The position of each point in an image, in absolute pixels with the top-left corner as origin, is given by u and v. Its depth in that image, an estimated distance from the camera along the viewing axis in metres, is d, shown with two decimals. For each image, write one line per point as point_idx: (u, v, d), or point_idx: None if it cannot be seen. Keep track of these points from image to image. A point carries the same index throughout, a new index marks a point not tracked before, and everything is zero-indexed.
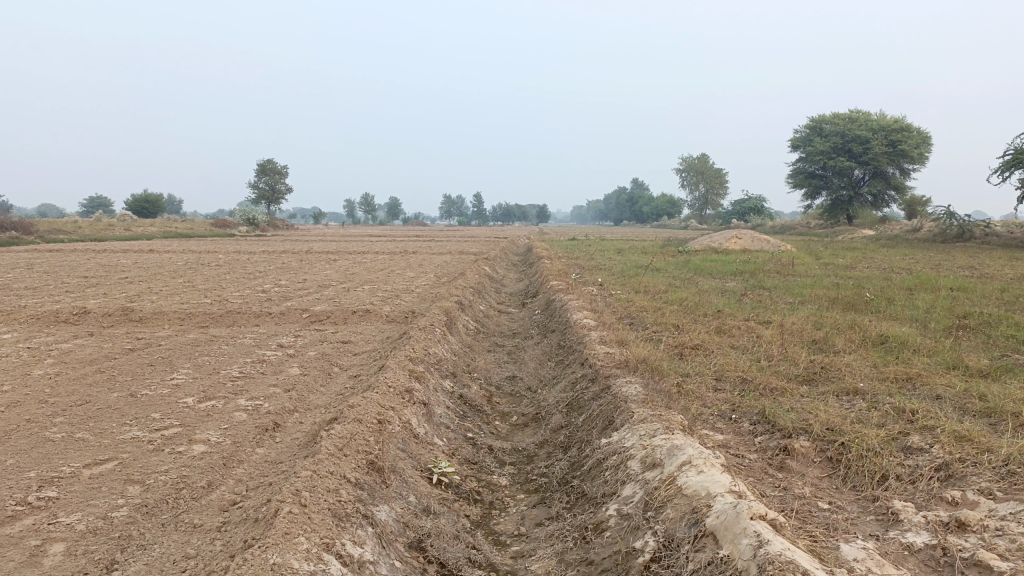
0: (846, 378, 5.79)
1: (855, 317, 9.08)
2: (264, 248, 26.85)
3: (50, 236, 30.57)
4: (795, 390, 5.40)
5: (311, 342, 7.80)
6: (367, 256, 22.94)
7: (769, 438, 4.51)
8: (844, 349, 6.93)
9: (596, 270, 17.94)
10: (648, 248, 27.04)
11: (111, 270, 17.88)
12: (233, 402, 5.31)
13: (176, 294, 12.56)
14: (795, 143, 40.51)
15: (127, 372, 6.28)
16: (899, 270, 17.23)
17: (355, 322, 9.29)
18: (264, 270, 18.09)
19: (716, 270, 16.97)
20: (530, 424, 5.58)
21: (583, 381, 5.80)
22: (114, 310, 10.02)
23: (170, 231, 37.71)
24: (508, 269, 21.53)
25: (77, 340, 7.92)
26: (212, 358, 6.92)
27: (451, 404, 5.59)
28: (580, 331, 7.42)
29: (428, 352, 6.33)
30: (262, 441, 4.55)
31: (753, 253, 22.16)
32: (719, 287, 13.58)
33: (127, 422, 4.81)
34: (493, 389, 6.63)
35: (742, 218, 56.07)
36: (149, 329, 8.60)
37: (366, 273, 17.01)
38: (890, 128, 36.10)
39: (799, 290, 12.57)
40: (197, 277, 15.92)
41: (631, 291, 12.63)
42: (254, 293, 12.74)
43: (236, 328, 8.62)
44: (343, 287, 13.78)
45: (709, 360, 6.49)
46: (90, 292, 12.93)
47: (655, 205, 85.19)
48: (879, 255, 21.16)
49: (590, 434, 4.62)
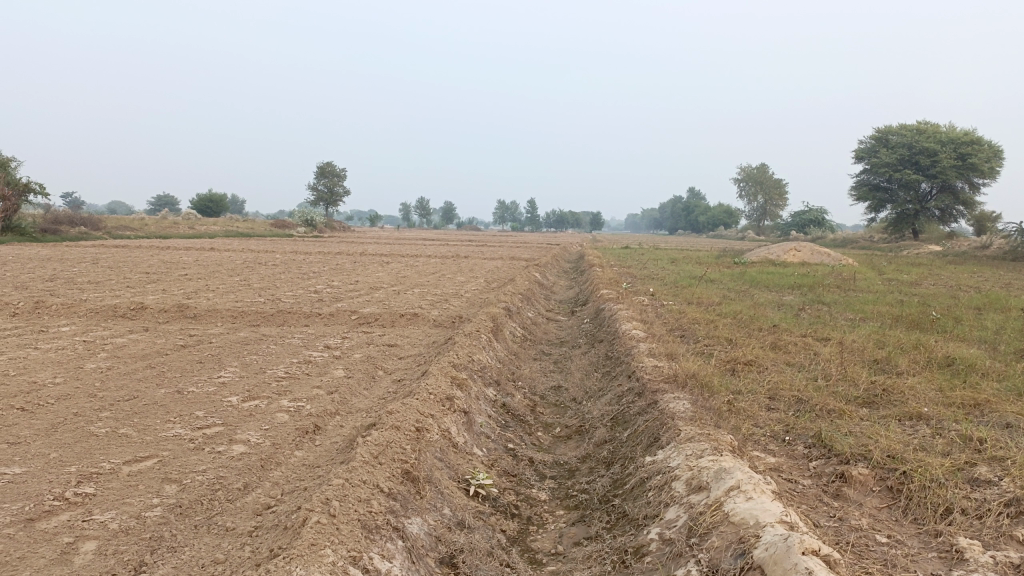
0: (909, 401, 5.50)
1: (920, 337, 8.68)
2: (320, 249, 27.25)
3: (118, 232, 31.60)
4: (853, 413, 5.14)
5: (357, 344, 7.79)
6: (420, 259, 23.08)
7: (825, 463, 4.28)
8: (907, 370, 6.60)
9: (648, 279, 17.67)
10: (703, 258, 26.59)
11: (171, 267, 18.34)
12: (276, 403, 5.31)
13: (231, 292, 12.78)
14: (859, 154, 39.40)
15: (176, 369, 6.35)
16: (966, 288, 16.51)
17: (402, 325, 9.27)
18: (318, 270, 18.32)
19: (772, 283, 16.53)
20: (573, 436, 5.44)
21: (629, 394, 5.63)
22: (169, 306, 10.21)
23: (232, 229, 38.63)
24: (560, 276, 21.37)
25: (132, 335, 8.07)
26: (259, 357, 6.96)
27: (493, 414, 5.49)
28: (628, 343, 7.24)
29: (472, 359, 6.25)
30: (301, 444, 4.51)
31: (812, 267, 21.54)
32: (775, 301, 13.21)
33: (171, 418, 4.83)
34: (538, 399, 6.51)
35: (801, 230, 54.81)
36: (201, 326, 8.72)
37: (417, 276, 17.06)
38: (960, 141, 34.82)
39: (860, 307, 12.13)
40: (253, 276, 16.20)
41: (684, 302, 12.37)
42: (306, 293, 12.88)
43: (285, 328, 8.69)
44: (394, 290, 13.83)
45: (762, 377, 6.25)
46: (150, 288, 13.26)
47: (712, 215, 83.97)
48: (946, 272, 20.37)
49: (635, 451, 4.46)
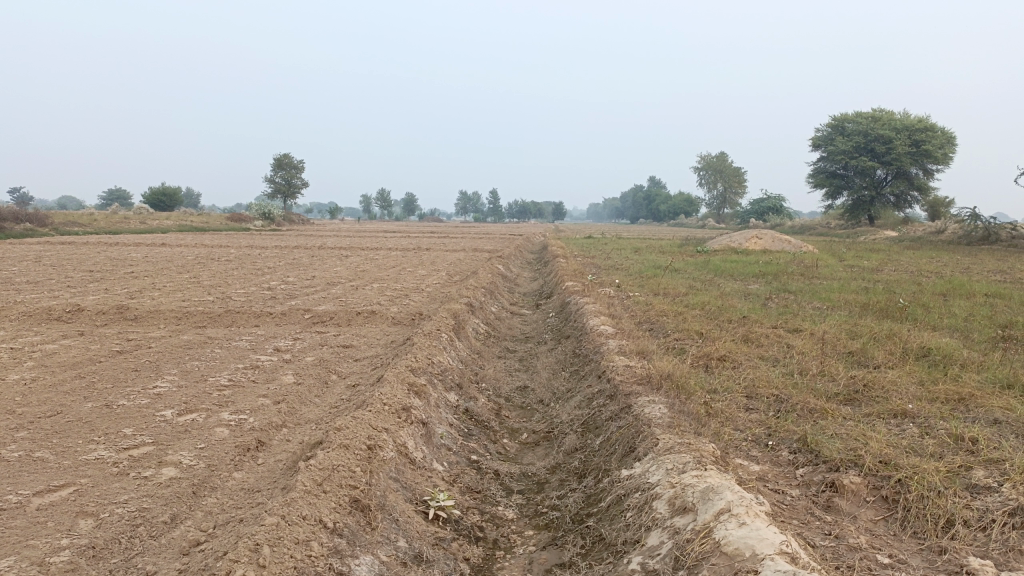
0: (891, 398, 5.23)
1: (891, 326, 8.48)
2: (277, 243, 26.52)
3: (65, 227, 30.37)
4: (837, 412, 4.85)
5: (309, 345, 7.32)
6: (381, 252, 22.54)
7: (813, 471, 3.97)
8: (885, 363, 6.35)
9: (613, 269, 17.41)
10: (666, 246, 26.49)
11: (118, 264, 17.53)
12: (215, 416, 4.84)
13: (179, 291, 12.16)
14: (816, 142, 39.69)
15: (108, 379, 5.83)
16: (928, 273, 16.54)
17: (359, 324, 8.81)
18: (273, 266, 17.69)
19: (737, 272, 16.39)
20: (541, 443, 5.06)
21: (600, 397, 5.26)
22: (109, 307, 9.59)
23: (185, 224, 37.53)
24: (524, 268, 21.03)
25: (64, 341, 7.48)
26: (201, 362, 6.45)
27: (454, 422, 5.09)
28: (596, 340, 6.88)
29: (432, 362, 5.83)
30: (241, 464, 4.07)
31: (775, 255, 21.49)
32: (741, 290, 13.00)
33: (95, 438, 4.34)
34: (503, 402, 6.11)
35: (760, 217, 55.26)
36: (142, 329, 8.16)
37: (377, 270, 16.53)
38: (914, 128, 35.22)
39: (827, 295, 11.98)
40: (204, 273, 15.55)
41: (651, 293, 12.12)
42: (259, 291, 12.31)
43: (234, 330, 8.17)
44: (352, 285, 13.33)
45: (737, 373, 5.95)
46: (93, 287, 12.55)
47: (673, 204, 84.39)
48: (905, 258, 20.50)
49: (609, 462, 4.10)
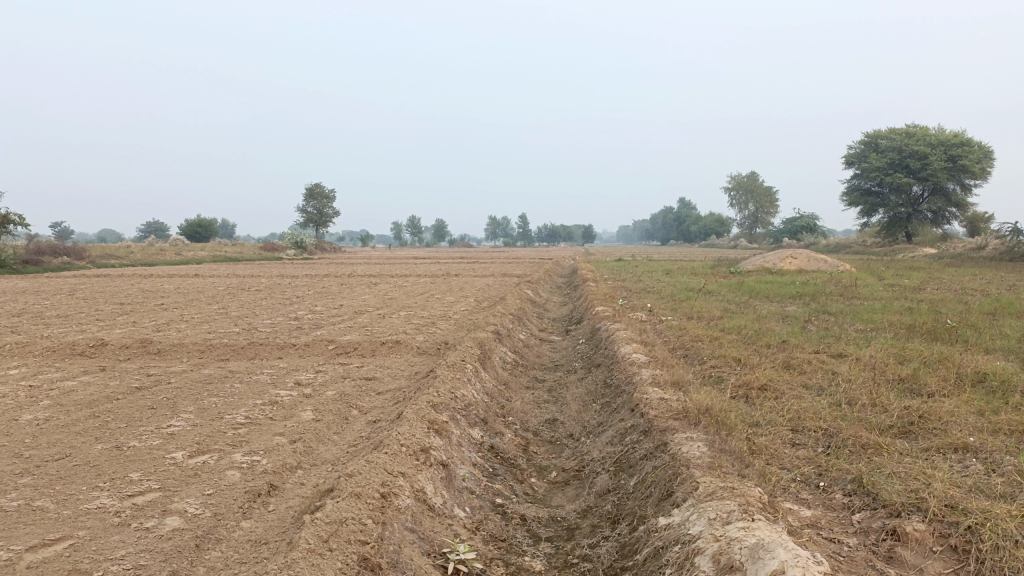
0: (951, 430, 4.82)
1: (940, 349, 8.02)
2: (307, 272, 26.60)
3: (101, 260, 30.81)
4: (892, 448, 4.46)
5: (331, 379, 7.09)
6: (410, 279, 22.42)
7: (870, 516, 3.60)
8: (939, 390, 5.93)
9: (645, 293, 17.04)
10: (700, 268, 26.05)
11: (149, 296, 17.59)
12: (227, 458, 4.61)
13: (206, 322, 12.06)
14: (849, 159, 39.01)
15: (123, 418, 5.64)
16: (973, 291, 15.92)
17: (384, 354, 8.58)
18: (302, 295, 17.61)
19: (773, 293, 15.93)
20: (571, 484, 4.73)
21: (634, 433, 4.93)
22: (133, 341, 9.48)
23: (219, 254, 37.91)
24: (554, 293, 20.74)
25: (85, 377, 7.34)
26: (218, 398, 6.25)
27: (478, 461, 4.80)
28: (629, 370, 6.55)
29: (455, 396, 5.55)
30: (250, 512, 3.82)
31: (810, 274, 20.94)
32: (778, 313, 12.56)
33: (99, 484, 4.12)
34: (530, 436, 5.80)
35: (794, 237, 54.43)
36: (163, 364, 8.01)
37: (405, 298, 16.36)
38: (950, 142, 34.44)
39: (869, 316, 11.51)
40: (232, 304, 15.50)
41: (684, 317, 11.76)
42: (286, 321, 12.17)
43: (256, 363, 7.99)
44: (379, 314, 13.16)
45: (779, 404, 5.59)
46: (121, 320, 12.53)
47: (704, 224, 83.66)
48: (947, 275, 19.85)
49: (646, 507, 3.77)
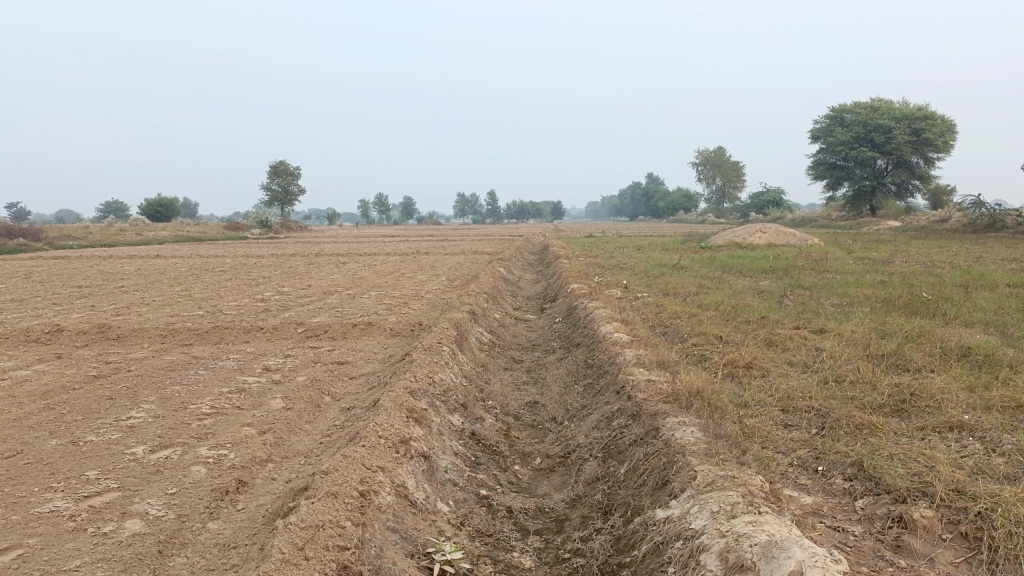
0: (943, 408, 4.69)
1: (919, 322, 7.93)
2: (273, 251, 26.04)
3: (59, 241, 29.83)
4: (887, 428, 4.32)
5: (301, 364, 6.80)
6: (379, 257, 22.02)
7: (874, 503, 3.44)
8: (926, 366, 5.83)
9: (618, 269, 16.91)
10: (671, 243, 25.99)
11: (108, 278, 16.99)
12: (192, 453, 4.32)
13: (168, 305, 11.63)
14: (815, 133, 39.14)
15: (79, 409, 5.30)
16: (941, 264, 16.04)
17: (355, 337, 8.29)
18: (268, 275, 17.16)
19: (745, 268, 15.88)
20: (557, 472, 4.53)
21: (622, 417, 4.74)
22: (90, 326, 9.05)
23: (182, 234, 37.01)
24: (525, 270, 20.52)
25: (39, 365, 6.95)
26: (182, 387, 5.93)
27: (460, 450, 4.57)
28: (611, 350, 6.35)
29: (433, 381, 5.31)
30: (217, 512, 3.56)
31: (780, 248, 20.96)
32: (753, 288, 12.46)
33: (52, 484, 3.82)
34: (512, 421, 5.59)
35: (760, 211, 54.77)
36: (123, 350, 7.64)
37: (374, 277, 16.01)
38: (914, 116, 34.69)
39: (844, 290, 11.46)
40: (196, 285, 15.02)
41: (660, 293, 11.62)
42: (252, 303, 11.77)
43: (222, 348, 7.65)
44: (348, 294, 12.82)
45: (767, 383, 5.44)
46: (78, 304, 12.04)
47: (672, 200, 83.95)
48: (915, 248, 20.01)
49: (640, 498, 3.58)
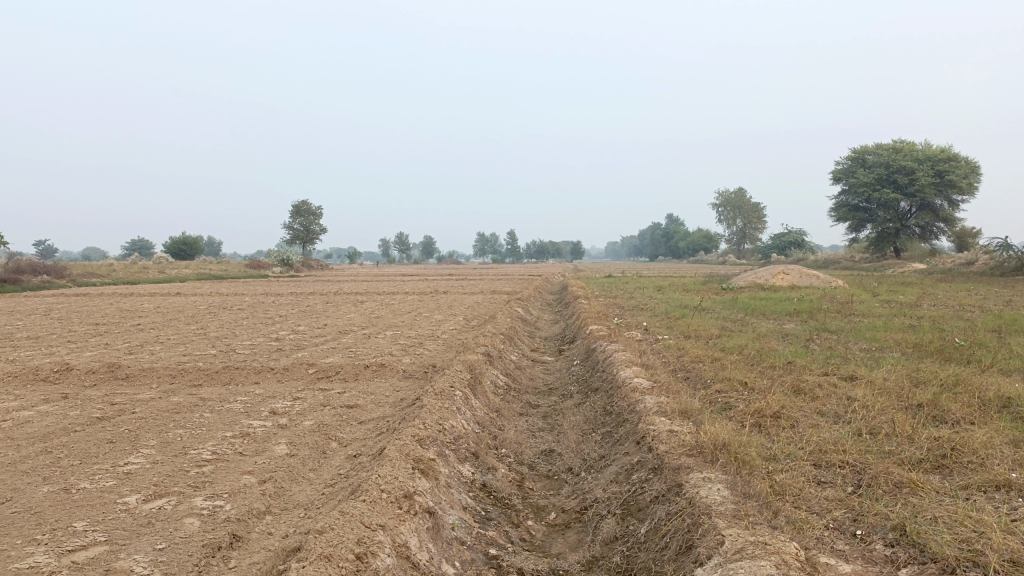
0: (989, 465, 4.36)
1: (954, 370, 7.57)
2: (292, 289, 26.02)
3: (83, 278, 30.05)
4: (928, 487, 4.01)
5: (310, 407, 6.58)
6: (397, 297, 21.90)
7: (920, 573, 3.10)
8: (965, 418, 5.50)
9: (637, 310, 16.63)
10: (692, 284, 25.68)
11: (126, 316, 16.97)
12: (186, 503, 4.09)
13: (182, 344, 11.50)
14: (837, 175, 38.86)
15: (76, 454, 5.11)
16: (970, 307, 15.62)
17: (367, 379, 8.08)
18: (285, 314, 17.05)
19: (769, 310, 15.54)
20: (572, 529, 4.25)
21: (642, 470, 4.46)
22: (101, 365, 8.92)
23: (203, 272, 37.22)
24: (544, 310, 20.28)
25: (43, 406, 6.79)
26: (185, 431, 5.72)
27: (469, 504, 4.31)
28: (631, 396, 6.08)
29: (443, 428, 5.08)
30: (207, 571, 3.32)
31: (804, 290, 20.55)
32: (777, 331, 12.13)
33: (36, 537, 3.60)
34: (526, 471, 5.32)
35: (782, 252, 54.32)
36: (131, 391, 7.46)
37: (391, 317, 15.85)
38: (937, 158, 34.36)
39: (872, 335, 11.10)
40: (212, 324, 14.93)
41: (681, 336, 11.33)
42: (266, 342, 11.61)
43: (230, 389, 7.46)
44: (364, 334, 12.64)
45: (796, 434, 5.14)
46: (93, 343, 11.95)
47: (692, 241, 83.67)
48: (942, 291, 19.58)
49: (663, 565, 3.30)
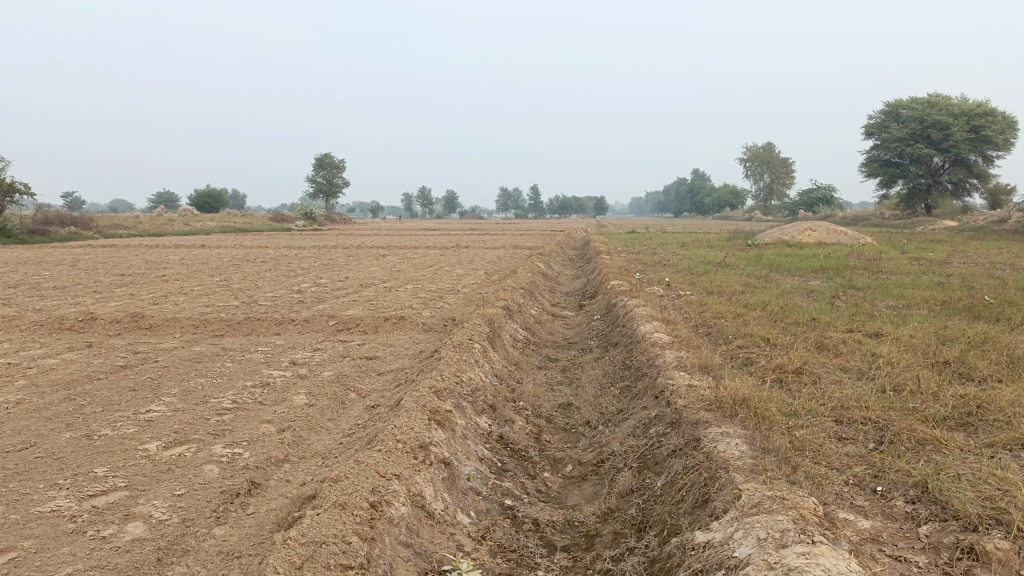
0: (1015, 424, 4.26)
1: (983, 328, 7.41)
2: (315, 243, 26.11)
3: (109, 230, 30.38)
4: (952, 444, 3.93)
5: (330, 358, 6.61)
6: (419, 251, 21.89)
7: (941, 530, 3.04)
8: (993, 376, 5.38)
9: (660, 266, 16.49)
10: (716, 240, 25.37)
11: (151, 268, 17.14)
12: (206, 451, 4.13)
13: (205, 295, 11.60)
14: (869, 130, 37.92)
15: (100, 401, 5.17)
16: (1002, 265, 15.29)
17: (387, 331, 8.10)
18: (307, 266, 17.12)
19: (794, 267, 15.33)
20: (588, 481, 4.24)
21: (660, 424, 4.43)
22: (125, 315, 9.02)
23: (228, 225, 37.48)
24: (566, 265, 20.19)
25: (68, 354, 6.88)
26: (205, 380, 5.77)
27: (486, 455, 4.31)
28: (650, 351, 6.03)
29: (461, 380, 5.07)
30: (224, 517, 3.35)
31: (831, 247, 20.23)
32: (802, 288, 11.96)
33: (58, 481, 3.66)
34: (543, 424, 5.31)
35: (809, 209, 53.46)
36: (154, 340, 7.54)
37: (413, 270, 15.86)
38: (973, 112, 33.39)
39: (899, 292, 10.91)
40: (235, 276, 15.03)
41: (704, 292, 11.21)
42: (288, 294, 11.67)
43: (251, 340, 7.51)
44: (385, 287, 12.67)
45: (818, 390, 5.07)
46: (119, 293, 12.09)
47: (718, 196, 82.66)
48: (973, 248, 19.18)
49: (678, 518, 3.28)
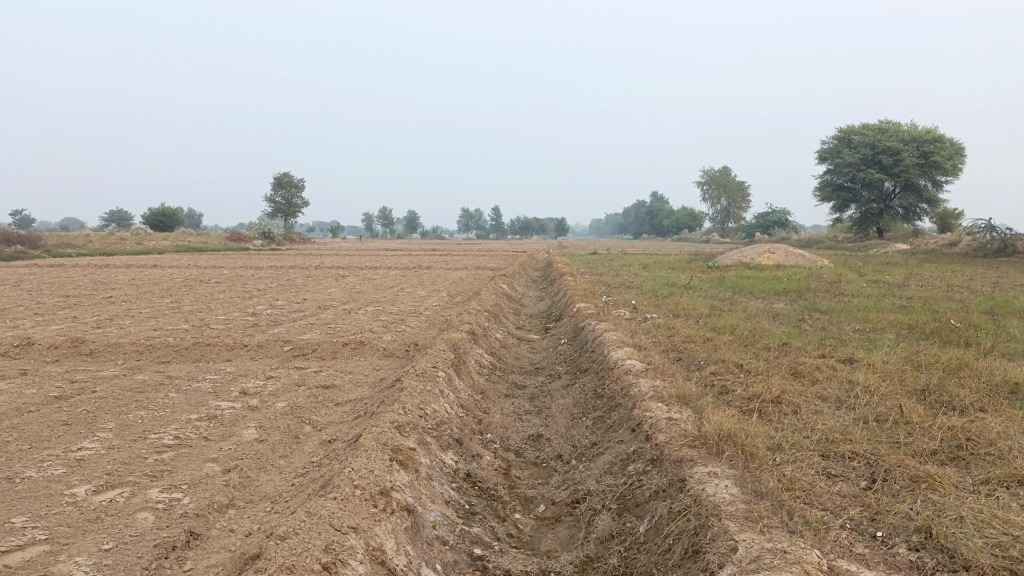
0: (1007, 457, 4.07)
1: (955, 353, 7.30)
2: (272, 263, 25.48)
3: (57, 248, 29.27)
4: (948, 481, 3.71)
5: (284, 387, 6.20)
6: (380, 271, 21.45)
7: None
8: (975, 405, 5.21)
9: (624, 288, 16.30)
10: (680, 262, 25.42)
11: (98, 288, 16.40)
12: (140, 496, 3.72)
13: (153, 318, 11.06)
14: (823, 155, 38.56)
15: (26, 437, 4.71)
16: (959, 288, 15.43)
17: (346, 357, 7.72)
18: (264, 288, 16.56)
19: (758, 289, 15.26)
20: (563, 524, 3.92)
21: (640, 462, 4.14)
22: (65, 339, 8.47)
23: (181, 244, 36.45)
24: (528, 287, 19.92)
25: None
26: (146, 413, 5.32)
27: (453, 497, 3.98)
28: (623, 379, 5.75)
29: (425, 413, 4.73)
30: None
31: (790, 270, 20.34)
32: (767, 311, 11.85)
33: None
34: (512, 458, 4.99)
35: (766, 231, 54.17)
36: (94, 368, 7.04)
37: (373, 292, 15.42)
38: (922, 138, 34.11)
39: (865, 315, 10.82)
40: (187, 297, 14.45)
41: (671, 315, 11.01)
42: (242, 317, 11.17)
43: (199, 367, 7.05)
44: (344, 309, 12.23)
45: (801, 421, 4.83)
46: (61, 315, 11.46)
47: (677, 219, 83.57)
48: (929, 272, 19.38)
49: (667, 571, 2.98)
